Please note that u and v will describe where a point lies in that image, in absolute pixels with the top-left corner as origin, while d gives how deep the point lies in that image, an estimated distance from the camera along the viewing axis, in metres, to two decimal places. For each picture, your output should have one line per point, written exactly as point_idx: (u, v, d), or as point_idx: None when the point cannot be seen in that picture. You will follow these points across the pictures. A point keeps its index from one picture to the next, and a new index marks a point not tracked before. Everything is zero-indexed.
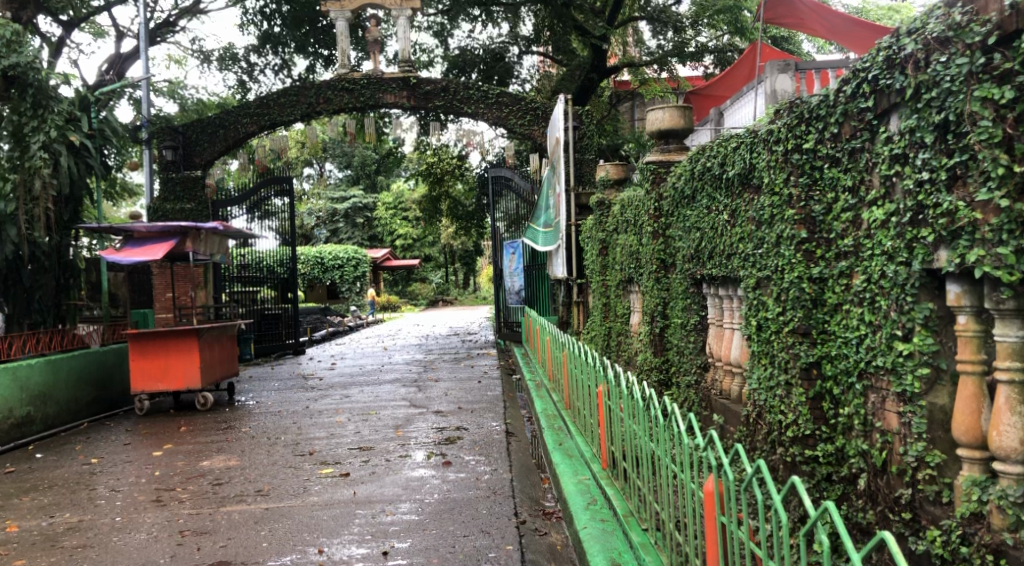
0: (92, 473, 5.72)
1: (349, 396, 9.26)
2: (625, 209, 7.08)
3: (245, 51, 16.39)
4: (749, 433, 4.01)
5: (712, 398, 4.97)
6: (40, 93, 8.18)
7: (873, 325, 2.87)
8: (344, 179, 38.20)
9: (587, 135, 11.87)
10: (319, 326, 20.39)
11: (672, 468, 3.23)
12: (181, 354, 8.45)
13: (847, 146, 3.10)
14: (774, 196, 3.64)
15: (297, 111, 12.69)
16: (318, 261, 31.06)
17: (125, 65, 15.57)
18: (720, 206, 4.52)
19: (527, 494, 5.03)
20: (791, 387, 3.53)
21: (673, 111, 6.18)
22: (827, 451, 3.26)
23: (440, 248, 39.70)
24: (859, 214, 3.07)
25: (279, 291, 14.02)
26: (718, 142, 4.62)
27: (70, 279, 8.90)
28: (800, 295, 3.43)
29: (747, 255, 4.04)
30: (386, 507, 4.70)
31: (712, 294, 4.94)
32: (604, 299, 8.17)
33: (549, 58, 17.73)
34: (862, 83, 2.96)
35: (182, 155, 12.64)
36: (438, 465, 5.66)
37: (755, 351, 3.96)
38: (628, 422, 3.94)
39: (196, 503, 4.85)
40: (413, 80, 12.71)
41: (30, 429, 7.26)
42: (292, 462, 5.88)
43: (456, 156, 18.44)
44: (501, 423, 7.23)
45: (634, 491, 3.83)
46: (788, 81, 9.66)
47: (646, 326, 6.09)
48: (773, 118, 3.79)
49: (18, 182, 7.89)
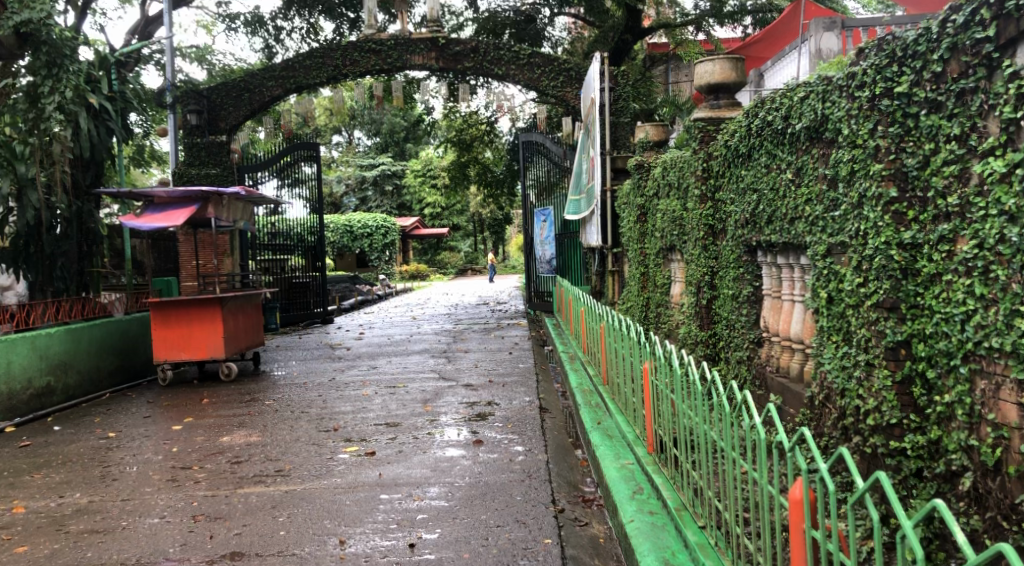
0: (109, 448, 5.47)
1: (377, 367, 8.97)
2: (666, 171, 6.58)
3: (271, 14, 15.95)
4: (815, 417, 3.61)
5: (767, 376, 4.52)
6: (55, 51, 7.79)
7: (986, 300, 2.49)
8: (373, 147, 37.80)
9: (622, 97, 11.30)
10: (348, 295, 20.17)
11: (740, 463, 2.81)
12: (204, 323, 8.19)
13: (953, 86, 2.67)
14: (856, 149, 3.20)
15: (324, 74, 12.30)
16: (347, 229, 30.77)
17: (149, 28, 15.18)
18: (782, 164, 4.05)
19: (565, 477, 4.66)
20: (872, 368, 3.10)
21: (724, 63, 5.62)
22: (918, 444, 2.87)
23: (469, 216, 39.41)
24: (966, 167, 2.63)
25: (308, 259, 13.80)
26: (782, 93, 4.10)
27: (93, 247, 8.64)
28: (886, 264, 2.98)
29: (816, 219, 3.59)
30: (414, 490, 4.37)
31: (768, 262, 4.47)
32: (642, 268, 7.70)
33: (582, 20, 17.02)
34: (980, 8, 2.56)
35: (207, 120, 12.28)
36: (469, 444, 5.31)
37: (823, 327, 3.50)
38: (681, 404, 3.51)
39: (212, 483, 4.57)
40: (442, 40, 12.18)
41: (50, 400, 7.06)
42: (315, 438, 5.59)
43: (485, 122, 17.97)
44: (534, 397, 6.87)
45: (688, 482, 3.42)
46: (834, 40, 9.02)
47: (690, 297, 5.63)
48: (855, 59, 3.32)
49: (35, 146, 7.54)
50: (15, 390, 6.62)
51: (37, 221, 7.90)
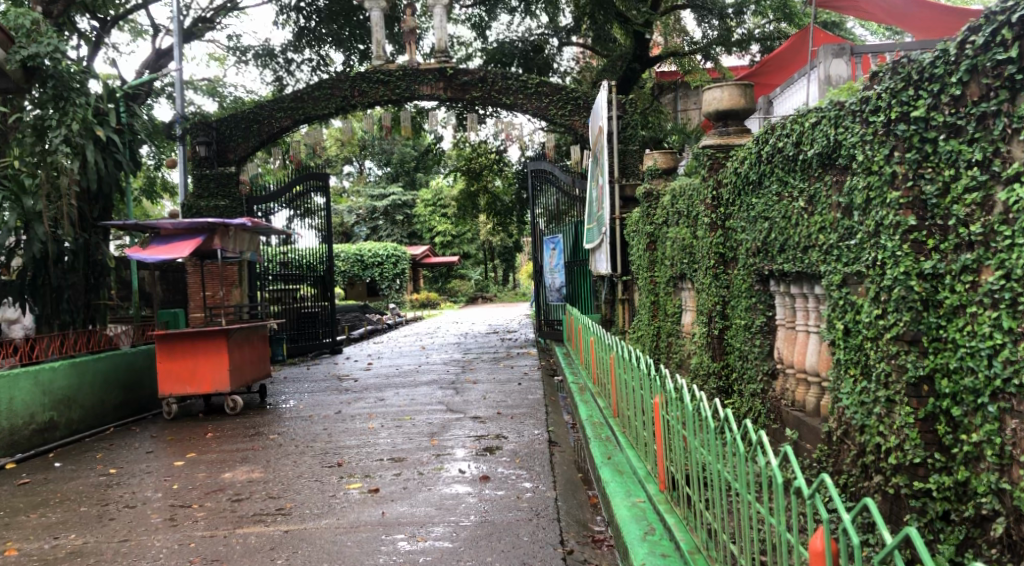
0: (108, 486, 5.36)
1: (384, 399, 8.84)
2: (675, 199, 6.49)
3: (282, 47, 16.10)
4: (833, 454, 3.46)
5: (782, 411, 4.36)
6: (62, 85, 7.83)
7: (1015, 334, 2.42)
8: (383, 177, 38.03)
9: (630, 125, 11.25)
10: (357, 324, 20.09)
11: (755, 505, 2.67)
12: (210, 355, 8.10)
13: (974, 110, 2.61)
14: (871, 175, 3.10)
15: (332, 104, 12.36)
16: (358, 258, 30.84)
17: (161, 61, 15.32)
18: (794, 191, 3.95)
19: (574, 516, 4.50)
20: (893, 405, 2.96)
21: (732, 90, 5.52)
22: (944, 485, 2.73)
23: (479, 244, 39.49)
24: (990, 195, 2.56)
25: (318, 289, 13.76)
26: (792, 119, 4.00)
27: (100, 278, 8.55)
28: (906, 295, 2.87)
29: (831, 248, 3.47)
30: (417, 531, 4.22)
31: (782, 292, 4.34)
32: (652, 297, 7.57)
33: (590, 50, 17.09)
34: (1000, 28, 2.50)
35: (216, 151, 12.32)
36: (475, 480, 5.17)
37: (840, 360, 3.36)
38: (694, 442, 3.36)
39: (211, 523, 4.45)
40: (451, 70, 12.22)
41: (52, 435, 6.97)
42: (318, 474, 5.46)
43: (494, 151, 18.00)
44: (543, 430, 6.73)
45: (702, 523, 3.26)
46: (843, 66, 8.93)
47: (701, 326, 5.48)
48: (869, 82, 3.23)
49: (43, 178, 7.56)
50: (17, 426, 6.53)
51: (44, 253, 7.86)
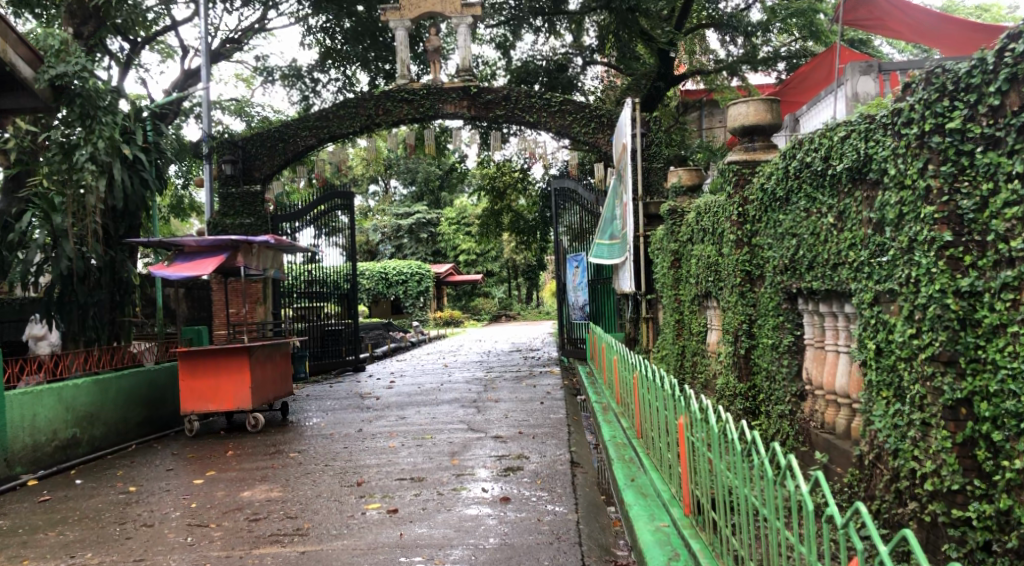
0: (127, 503, 5.34)
1: (405, 418, 8.76)
2: (700, 217, 6.37)
3: (309, 67, 16.32)
4: (865, 479, 3.33)
5: (812, 433, 4.20)
6: (88, 103, 7.90)
7: None
8: (409, 196, 38.29)
9: (655, 143, 11.16)
10: (381, 342, 20.12)
11: (784, 532, 2.55)
12: (232, 372, 8.10)
13: (1014, 120, 2.53)
14: (903, 189, 2.99)
15: (357, 123, 12.43)
16: (382, 277, 31.14)
17: (190, 82, 15.53)
18: (822, 207, 3.84)
19: (596, 540, 4.40)
20: (928, 428, 2.83)
21: (758, 105, 5.43)
22: (984, 514, 2.62)
23: (503, 262, 39.32)
24: None
25: (342, 306, 13.79)
26: (820, 133, 3.90)
27: (125, 295, 8.60)
28: (942, 313, 2.75)
29: (861, 265, 3.35)
30: (435, 553, 4.14)
31: (810, 311, 4.21)
32: (677, 315, 7.44)
33: (614, 69, 17.08)
34: None
35: (242, 169, 12.41)
36: (496, 501, 5.08)
37: (872, 381, 3.23)
38: (720, 465, 3.24)
39: (228, 542, 4.40)
40: (474, 89, 12.25)
41: (75, 452, 7.00)
42: (337, 494, 5.40)
43: (518, 170, 18.04)
44: (565, 450, 6.62)
45: (727, 549, 3.14)
46: (871, 83, 8.81)
47: (727, 345, 5.34)
48: (901, 95, 3.14)
49: (70, 196, 7.61)
50: (40, 443, 6.57)
51: (70, 271, 7.91)
